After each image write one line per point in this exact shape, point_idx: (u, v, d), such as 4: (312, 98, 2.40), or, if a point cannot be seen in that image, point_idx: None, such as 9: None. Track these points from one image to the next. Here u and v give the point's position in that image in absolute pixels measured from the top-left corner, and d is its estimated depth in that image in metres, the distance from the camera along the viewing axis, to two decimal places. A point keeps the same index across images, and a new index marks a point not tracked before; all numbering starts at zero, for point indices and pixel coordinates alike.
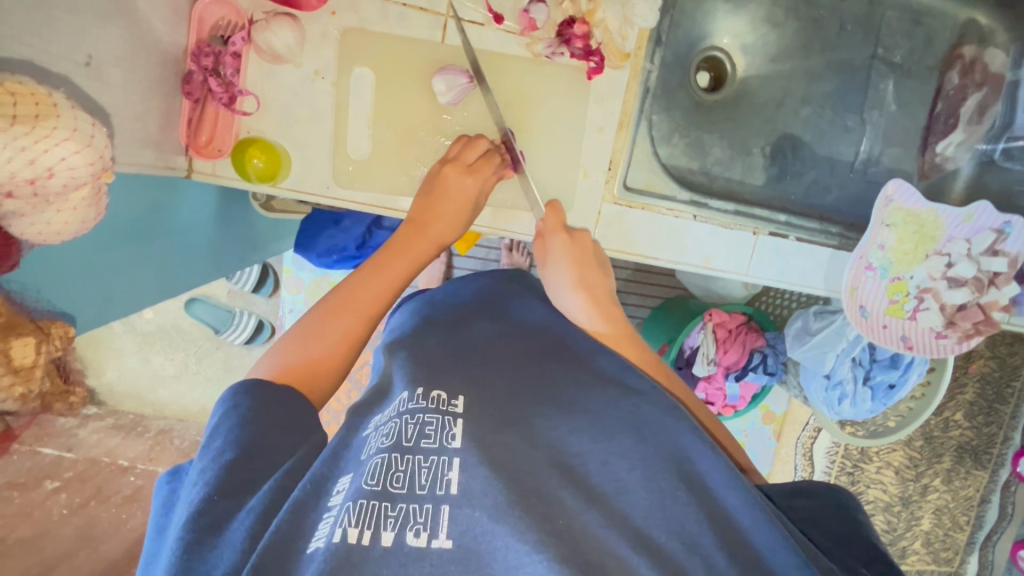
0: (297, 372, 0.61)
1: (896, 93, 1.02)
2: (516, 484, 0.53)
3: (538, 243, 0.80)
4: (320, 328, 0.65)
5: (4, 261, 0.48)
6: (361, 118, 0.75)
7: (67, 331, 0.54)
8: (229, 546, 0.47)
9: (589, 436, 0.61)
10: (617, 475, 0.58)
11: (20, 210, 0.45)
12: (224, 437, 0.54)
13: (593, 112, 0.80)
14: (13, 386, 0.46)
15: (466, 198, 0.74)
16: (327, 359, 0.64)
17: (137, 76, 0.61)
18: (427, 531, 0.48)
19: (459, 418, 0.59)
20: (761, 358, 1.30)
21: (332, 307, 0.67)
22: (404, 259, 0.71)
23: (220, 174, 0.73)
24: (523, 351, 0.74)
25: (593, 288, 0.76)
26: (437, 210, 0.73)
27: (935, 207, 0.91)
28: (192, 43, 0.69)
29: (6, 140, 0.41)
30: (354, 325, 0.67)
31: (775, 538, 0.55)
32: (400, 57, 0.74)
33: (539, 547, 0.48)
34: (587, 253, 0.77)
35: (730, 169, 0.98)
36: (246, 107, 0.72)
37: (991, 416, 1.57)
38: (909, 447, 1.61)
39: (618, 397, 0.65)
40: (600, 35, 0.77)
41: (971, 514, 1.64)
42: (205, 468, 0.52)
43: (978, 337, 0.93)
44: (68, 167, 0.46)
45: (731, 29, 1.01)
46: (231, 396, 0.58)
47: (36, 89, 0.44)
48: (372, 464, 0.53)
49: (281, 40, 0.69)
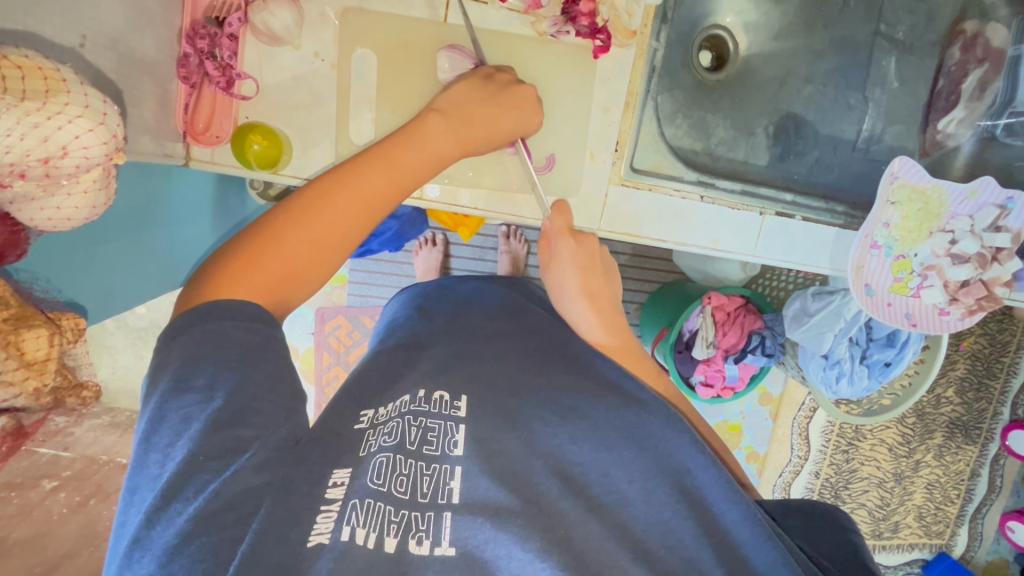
0: (277, 277, 0.54)
1: (898, 70, 1.02)
2: (518, 492, 0.52)
3: (543, 242, 0.75)
4: (300, 220, 0.56)
5: (15, 249, 0.53)
6: (364, 102, 0.72)
7: (76, 323, 0.60)
8: (188, 513, 0.43)
9: (588, 443, 0.60)
10: (617, 486, 0.57)
11: (30, 189, 0.47)
12: (188, 406, 0.47)
13: (599, 93, 0.79)
14: (28, 379, 0.49)
15: (480, 111, 0.68)
16: (312, 259, 0.57)
17: (133, 59, 0.59)
18: (429, 540, 0.48)
19: (462, 425, 0.57)
20: (760, 340, 1.28)
21: (305, 202, 0.57)
22: (412, 158, 0.63)
23: (219, 162, 0.71)
24: (527, 347, 0.73)
25: (598, 298, 0.73)
26: (452, 115, 0.67)
27: (940, 183, 0.91)
28: (186, 25, 0.66)
29: (17, 115, 0.41)
30: (344, 221, 0.58)
31: (771, 556, 0.55)
32: (401, 40, 0.72)
33: (542, 555, 0.48)
34: (594, 260, 0.74)
35: (733, 149, 0.97)
36: (245, 91, 0.69)
37: (981, 391, 1.60)
38: (902, 424, 1.63)
39: (619, 405, 0.64)
40: (606, 12, 0.75)
41: (961, 488, 1.67)
42: (172, 437, 0.46)
43: (981, 313, 0.94)
44: (81, 146, 0.47)
45: (734, 7, 1.00)
46: (170, 337, 0.50)
47: (43, 63, 0.43)
48: (377, 462, 0.52)
49: (279, 20, 0.67)
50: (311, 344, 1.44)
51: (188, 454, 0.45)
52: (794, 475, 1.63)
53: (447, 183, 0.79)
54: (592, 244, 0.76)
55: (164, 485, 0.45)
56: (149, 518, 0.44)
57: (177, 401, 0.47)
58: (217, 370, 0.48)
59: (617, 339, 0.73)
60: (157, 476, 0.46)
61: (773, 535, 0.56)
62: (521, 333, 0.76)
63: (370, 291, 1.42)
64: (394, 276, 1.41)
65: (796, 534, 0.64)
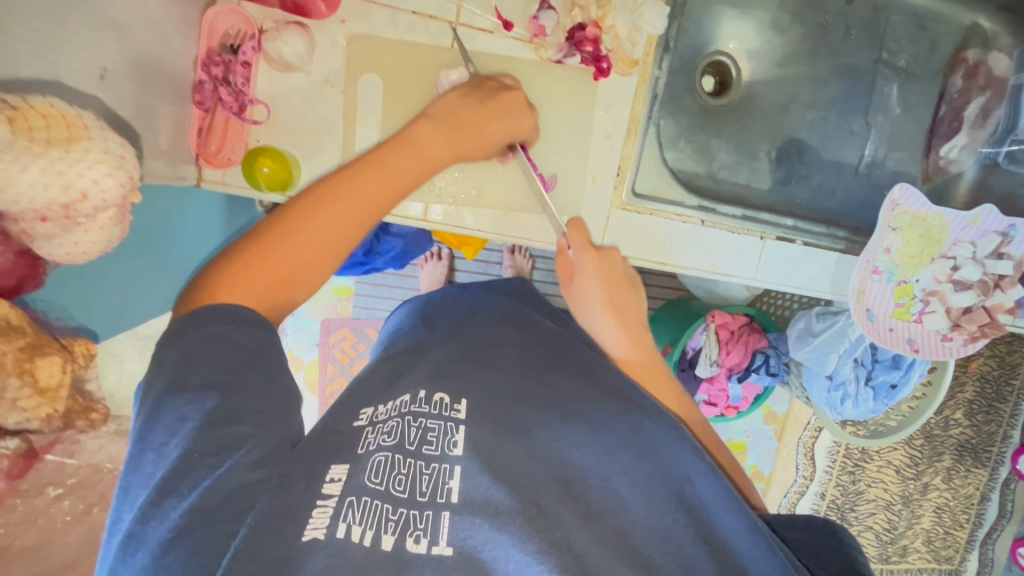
0: (263, 288, 0.56)
1: (901, 97, 1.03)
2: (520, 495, 0.53)
3: (561, 257, 0.76)
4: (295, 229, 0.58)
5: (31, 281, 0.52)
6: (370, 126, 0.74)
7: (88, 350, 0.58)
8: (183, 508, 0.45)
9: (590, 448, 0.60)
10: (617, 491, 0.58)
11: (49, 230, 0.48)
12: (182, 406, 0.49)
13: (601, 118, 0.80)
14: (41, 406, 0.49)
15: (468, 115, 0.68)
16: (304, 265, 0.58)
17: (151, 87, 0.61)
18: (427, 538, 0.48)
19: (462, 425, 0.58)
20: (764, 359, 1.29)
21: (293, 212, 0.58)
22: (405, 164, 0.63)
23: (229, 183, 0.73)
24: (527, 354, 0.73)
25: (623, 309, 0.74)
26: (442, 123, 0.67)
27: (940, 210, 0.91)
28: (201, 52, 0.68)
29: (43, 165, 0.44)
30: (333, 228, 0.59)
31: (771, 566, 0.54)
32: (405, 63, 0.73)
33: (540, 557, 0.48)
34: (616, 271, 0.75)
35: (736, 173, 0.99)
36: (256, 115, 0.71)
37: (990, 414, 1.58)
38: (910, 446, 1.61)
39: (622, 409, 0.65)
40: (610, 41, 0.77)
41: (971, 513, 1.65)
42: (167, 436, 0.48)
43: (984, 339, 0.93)
44: (100, 190, 0.49)
45: (737, 34, 1.01)
46: (178, 333, 0.52)
47: (66, 111, 0.46)
48: (374, 461, 0.53)
49: (291, 48, 0.68)
50: (316, 355, 1.45)
51: (182, 450, 0.47)
52: (800, 496, 1.61)
53: (450, 204, 0.80)
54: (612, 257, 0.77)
55: (158, 480, 0.46)
56: (145, 511, 0.45)
57: (174, 400, 0.49)
58: (215, 372, 0.50)
59: (640, 352, 0.74)
60: (151, 474, 0.47)
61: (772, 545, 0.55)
62: (526, 342, 0.76)
63: (375, 302, 1.44)
64: (399, 290, 1.43)
65: (798, 549, 0.63)
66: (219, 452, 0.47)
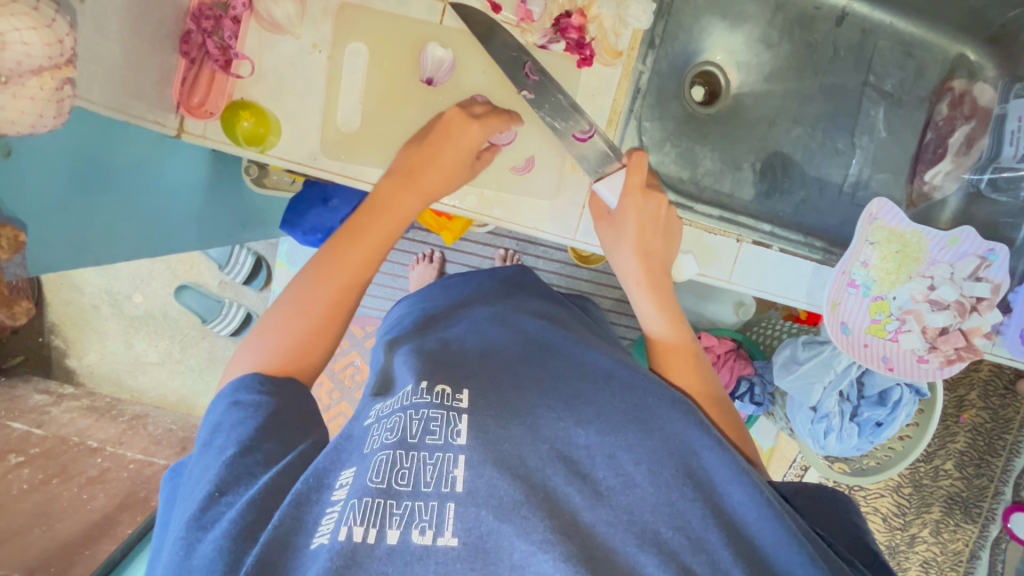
0: (288, 360, 0.61)
1: (886, 120, 1.05)
2: (522, 481, 0.50)
3: (595, 198, 0.82)
4: (309, 304, 0.64)
5: None
6: (353, 93, 0.76)
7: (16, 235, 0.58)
8: (211, 538, 0.46)
9: (594, 427, 0.57)
10: (624, 468, 0.54)
11: None
12: (210, 458, 0.52)
13: (584, 106, 0.82)
14: None
15: (421, 160, 0.73)
16: (319, 332, 0.63)
17: (136, 28, 0.62)
18: (432, 530, 0.46)
19: (465, 415, 0.54)
20: (749, 386, 1.31)
21: (305, 292, 0.64)
22: (383, 223, 0.69)
23: (209, 136, 0.74)
24: (526, 336, 0.70)
25: (652, 256, 0.77)
26: (418, 170, 0.72)
27: (919, 228, 0.91)
28: (194, 5, 0.71)
29: None
30: (340, 295, 0.65)
31: (776, 535, 0.54)
32: (391, 32, 0.75)
33: (547, 546, 0.46)
34: (655, 221, 0.77)
35: (720, 181, 0.99)
36: (241, 71, 0.73)
37: (981, 468, 1.51)
38: (897, 493, 1.57)
39: (618, 390, 0.62)
40: (594, 31, 0.79)
41: (959, 570, 1.56)
42: (196, 483, 0.51)
43: (960, 363, 0.92)
44: (21, 42, 0.46)
45: (725, 46, 1.03)
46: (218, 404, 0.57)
47: None
48: (377, 460, 0.50)
49: (281, 9, 0.71)
50: None
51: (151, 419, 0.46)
52: None
53: None
54: (654, 204, 0.77)
55: (200, 497, 0.49)
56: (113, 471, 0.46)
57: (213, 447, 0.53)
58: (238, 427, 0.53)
59: (674, 334, 0.76)
60: (198, 489, 0.50)
61: (781, 515, 0.54)
62: (518, 316, 0.75)
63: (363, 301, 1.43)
64: (388, 288, 1.42)
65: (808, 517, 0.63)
66: (236, 484, 0.49)
